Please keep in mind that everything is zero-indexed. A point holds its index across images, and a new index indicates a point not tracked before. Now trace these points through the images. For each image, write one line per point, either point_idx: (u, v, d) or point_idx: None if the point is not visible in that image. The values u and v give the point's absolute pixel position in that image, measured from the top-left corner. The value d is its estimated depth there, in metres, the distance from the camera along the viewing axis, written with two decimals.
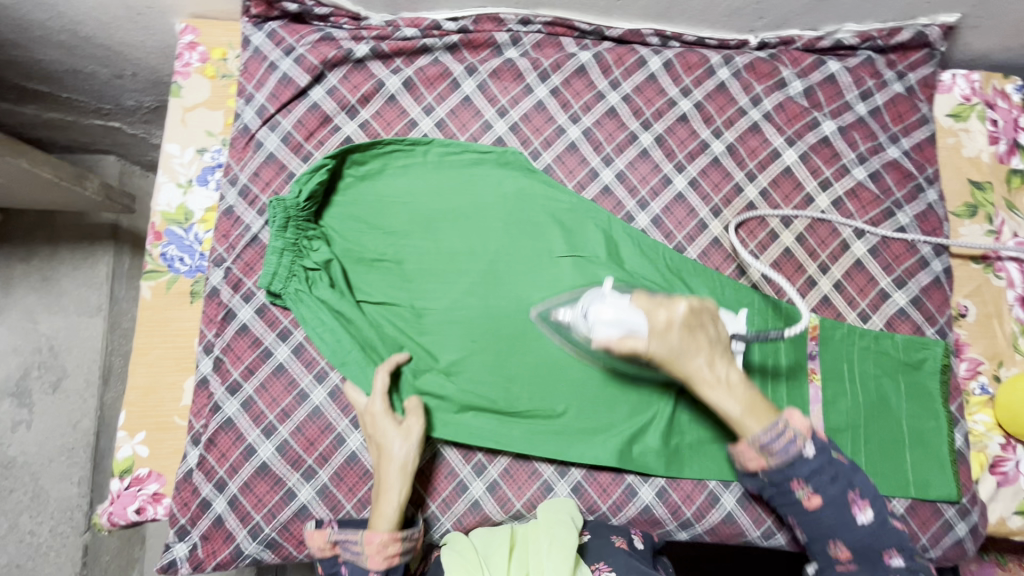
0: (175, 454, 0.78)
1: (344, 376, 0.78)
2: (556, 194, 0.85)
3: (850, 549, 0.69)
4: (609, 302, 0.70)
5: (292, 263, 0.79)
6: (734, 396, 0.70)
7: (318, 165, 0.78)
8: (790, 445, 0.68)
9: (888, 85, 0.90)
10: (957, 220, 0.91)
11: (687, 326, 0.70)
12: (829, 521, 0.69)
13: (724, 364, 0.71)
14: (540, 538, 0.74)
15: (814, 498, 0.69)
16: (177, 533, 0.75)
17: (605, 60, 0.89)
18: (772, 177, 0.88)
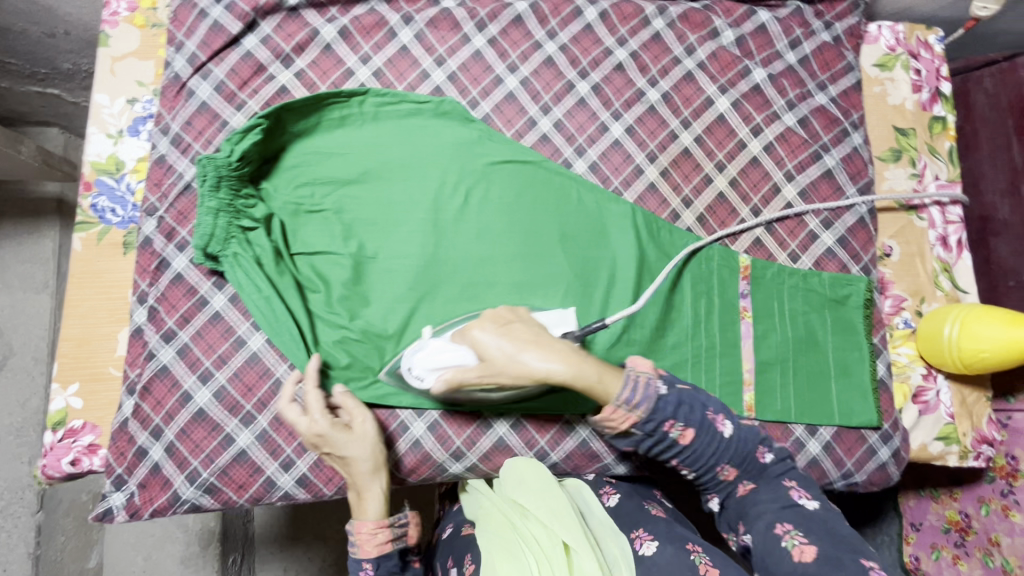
0: (110, 405, 0.78)
1: (279, 333, 0.77)
2: (496, 146, 0.86)
3: (737, 470, 0.67)
4: (429, 348, 0.73)
5: (229, 225, 0.76)
6: (575, 363, 0.65)
7: (250, 125, 0.75)
8: (633, 381, 0.65)
9: (816, 34, 0.93)
10: (882, 164, 0.94)
11: (499, 325, 0.68)
12: (708, 451, 0.66)
13: (550, 347, 0.66)
14: (553, 508, 0.71)
15: (687, 433, 0.66)
16: (114, 482, 0.74)
17: (541, 9, 0.90)
18: (706, 125, 0.90)
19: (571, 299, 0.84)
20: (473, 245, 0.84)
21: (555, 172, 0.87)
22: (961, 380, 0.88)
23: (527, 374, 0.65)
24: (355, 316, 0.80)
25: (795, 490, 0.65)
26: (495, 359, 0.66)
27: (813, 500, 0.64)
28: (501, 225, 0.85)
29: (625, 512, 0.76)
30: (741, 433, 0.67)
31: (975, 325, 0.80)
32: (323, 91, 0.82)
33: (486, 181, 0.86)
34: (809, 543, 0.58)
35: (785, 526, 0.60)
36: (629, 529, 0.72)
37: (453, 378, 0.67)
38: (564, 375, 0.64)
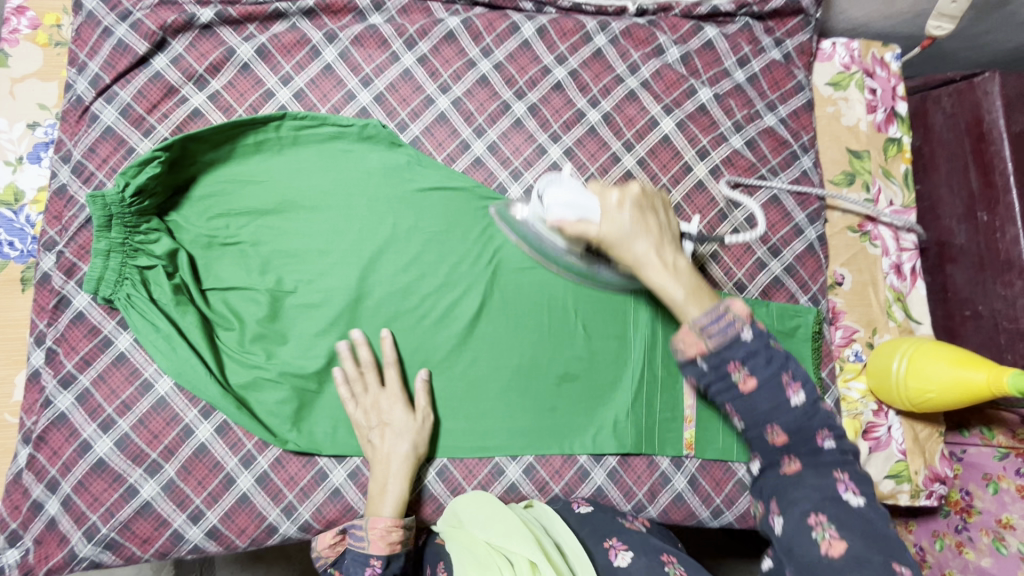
0: (6, 453, 0.73)
1: (180, 379, 0.71)
2: (425, 173, 0.81)
3: (787, 432, 0.52)
4: (562, 184, 0.65)
5: (122, 265, 0.71)
6: (673, 276, 0.56)
7: (147, 158, 0.70)
8: (725, 319, 0.51)
9: (765, 51, 0.89)
10: (834, 188, 0.91)
11: (639, 206, 0.59)
12: (766, 405, 0.52)
13: (672, 262, 0.58)
14: (509, 529, 0.64)
15: (750, 380, 0.52)
16: (8, 539, 0.69)
17: (474, 26, 0.85)
18: (649, 147, 0.86)
19: (504, 337, 0.79)
20: (397, 278, 0.79)
21: (488, 202, 0.82)
22: (912, 416, 0.85)
23: (635, 267, 0.58)
24: (269, 355, 0.75)
25: (843, 482, 0.52)
26: (615, 227, 0.58)
27: (860, 498, 0.51)
28: (431, 256, 0.80)
29: (594, 520, 0.71)
30: (760, 336, 0.52)
31: (923, 361, 0.77)
32: (237, 116, 0.77)
33: (416, 211, 0.81)
34: (841, 539, 0.49)
35: (818, 516, 0.50)
36: (598, 538, 0.68)
37: (560, 222, 0.61)
38: (658, 289, 0.57)
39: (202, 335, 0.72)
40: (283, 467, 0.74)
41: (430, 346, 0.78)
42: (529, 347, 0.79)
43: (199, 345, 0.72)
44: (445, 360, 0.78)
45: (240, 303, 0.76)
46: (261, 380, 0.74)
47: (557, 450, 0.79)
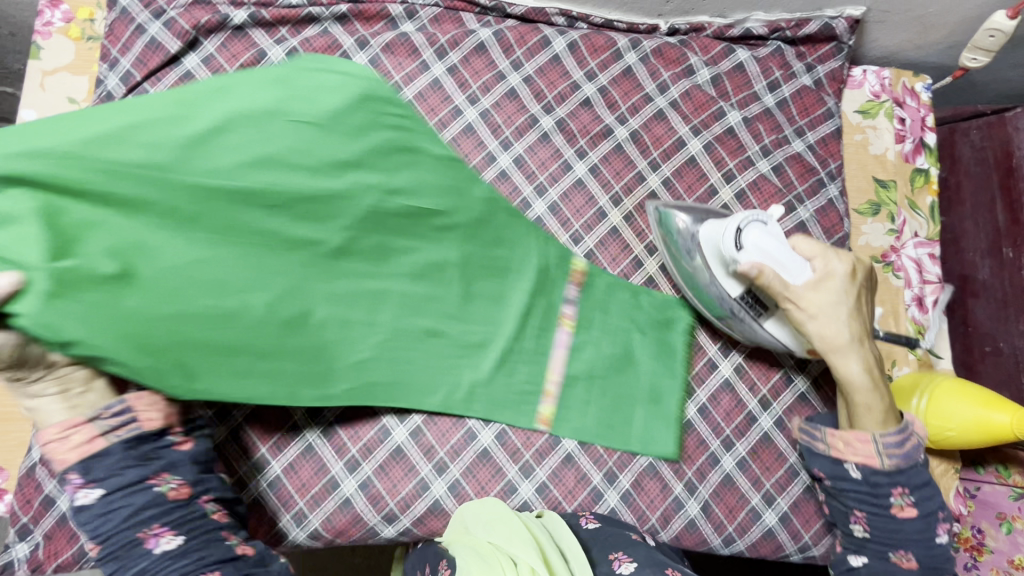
0: (21, 447, 0.73)
1: None
2: (310, 91, 0.67)
3: (917, 559, 0.71)
4: (768, 230, 0.71)
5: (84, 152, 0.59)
6: (872, 377, 0.70)
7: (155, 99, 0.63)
8: (908, 445, 0.70)
9: (796, 77, 0.89)
10: (859, 218, 0.90)
11: (852, 282, 0.71)
12: (912, 531, 0.71)
13: (864, 346, 0.71)
14: (510, 531, 0.65)
15: (907, 508, 0.71)
16: (18, 532, 0.69)
17: (506, 38, 0.85)
18: (676, 167, 0.86)
19: (438, 304, 0.75)
20: (229, 196, 0.62)
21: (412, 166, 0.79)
22: (929, 450, 0.85)
23: (823, 344, 0.70)
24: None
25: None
26: (825, 298, 0.70)
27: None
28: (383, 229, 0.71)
29: (602, 541, 0.69)
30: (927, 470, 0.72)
31: (944, 399, 0.76)
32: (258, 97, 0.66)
33: (260, 128, 0.64)
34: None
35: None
36: (604, 552, 0.67)
37: (768, 274, 0.69)
38: (850, 377, 0.70)
39: None
40: (295, 472, 0.73)
41: (343, 286, 0.69)
42: (357, 329, 0.70)
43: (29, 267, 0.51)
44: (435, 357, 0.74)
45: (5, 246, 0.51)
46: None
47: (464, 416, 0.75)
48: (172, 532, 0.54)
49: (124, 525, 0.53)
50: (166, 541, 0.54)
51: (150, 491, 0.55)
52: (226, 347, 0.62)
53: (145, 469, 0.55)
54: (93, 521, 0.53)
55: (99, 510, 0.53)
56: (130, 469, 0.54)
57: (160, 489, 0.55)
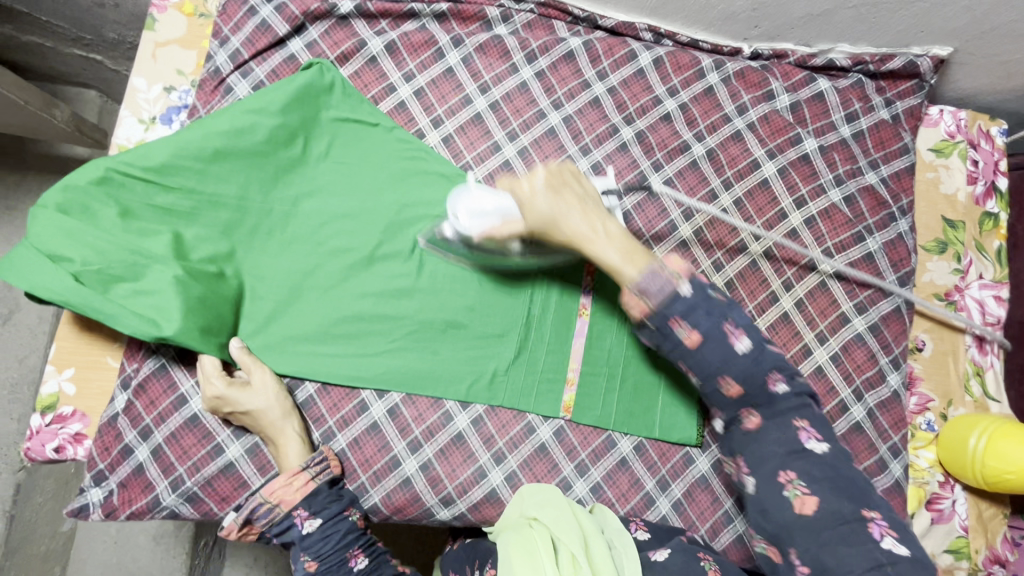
0: (102, 395, 0.76)
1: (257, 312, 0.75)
2: (347, 139, 0.81)
3: (738, 382, 0.62)
4: (474, 192, 0.72)
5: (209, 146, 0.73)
6: (609, 243, 0.66)
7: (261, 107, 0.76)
8: (660, 277, 0.62)
9: (874, 110, 0.90)
10: (925, 254, 0.91)
11: (548, 187, 0.68)
12: (714, 356, 0.61)
13: (592, 220, 0.67)
14: (561, 516, 0.67)
15: (694, 337, 0.61)
16: (93, 478, 0.72)
17: (594, 48, 0.88)
18: (748, 188, 0.87)
19: (491, 295, 0.80)
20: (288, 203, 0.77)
21: (468, 172, 0.84)
22: (978, 493, 0.85)
23: (574, 240, 0.67)
24: (136, 281, 0.68)
25: (805, 431, 0.62)
26: (534, 225, 0.68)
27: (824, 445, 0.61)
28: (446, 229, 0.81)
29: (647, 543, 0.71)
30: (699, 288, 0.62)
31: (1003, 443, 0.77)
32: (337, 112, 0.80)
33: (337, 137, 0.80)
34: (812, 496, 0.58)
35: (789, 476, 0.60)
36: (644, 548, 0.70)
37: (494, 233, 0.71)
38: (601, 256, 0.66)
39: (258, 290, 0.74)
40: (360, 448, 0.76)
41: (394, 281, 0.78)
42: (391, 323, 0.77)
43: (161, 260, 0.68)
44: (495, 348, 0.79)
45: (141, 243, 0.69)
46: (132, 313, 0.67)
47: (515, 407, 0.78)
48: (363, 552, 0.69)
49: (338, 545, 0.68)
50: (360, 560, 0.68)
51: (347, 519, 0.70)
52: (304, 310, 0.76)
53: (338, 504, 0.70)
54: (314, 545, 0.68)
55: (320, 534, 0.68)
56: (330, 504, 0.70)
57: (353, 517, 0.70)
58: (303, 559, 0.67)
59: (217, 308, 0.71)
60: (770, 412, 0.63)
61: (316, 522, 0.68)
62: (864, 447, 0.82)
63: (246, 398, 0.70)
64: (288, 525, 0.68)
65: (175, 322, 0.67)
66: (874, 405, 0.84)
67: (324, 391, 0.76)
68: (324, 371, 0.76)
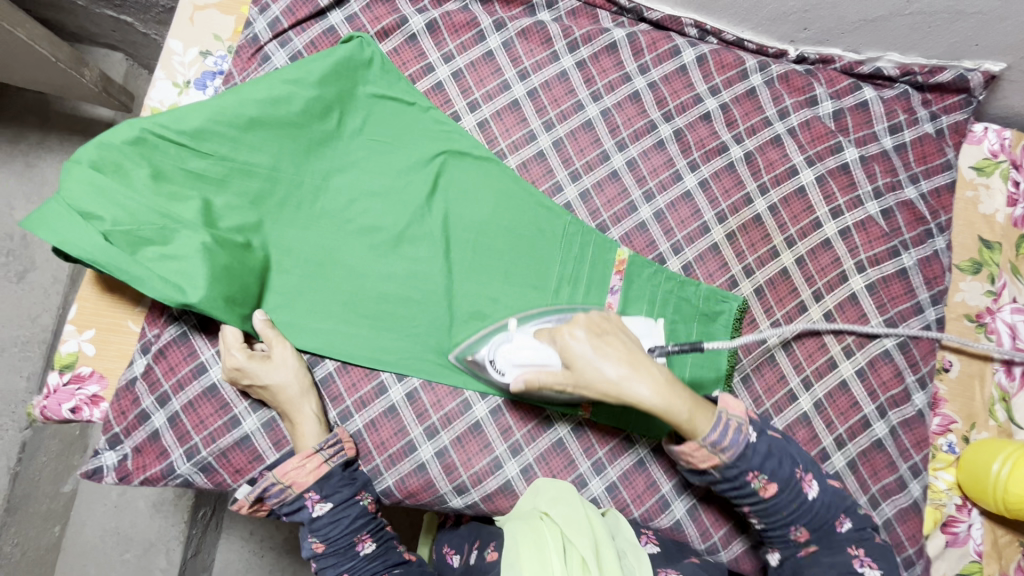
0: (121, 358, 0.75)
1: (280, 286, 0.74)
2: (382, 116, 0.79)
3: (805, 526, 0.67)
4: (516, 342, 0.70)
5: (242, 116, 0.72)
6: (671, 393, 0.60)
7: (298, 77, 0.74)
8: (727, 429, 0.63)
9: (919, 123, 0.88)
10: (959, 274, 0.90)
11: (593, 335, 0.63)
12: (787, 506, 0.66)
13: (644, 369, 0.61)
14: (573, 516, 0.66)
15: (770, 487, 0.65)
16: (108, 440, 0.71)
17: (638, 41, 0.86)
18: (785, 194, 0.86)
19: (517, 285, 0.79)
20: (321, 177, 0.76)
21: (502, 159, 0.83)
22: (995, 518, 0.84)
23: (618, 395, 0.60)
24: (164, 245, 0.67)
25: (858, 558, 0.67)
26: (582, 375, 0.61)
27: (879, 574, 0.65)
28: (475, 215, 0.80)
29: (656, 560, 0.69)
30: (763, 434, 0.66)
31: None
32: (376, 87, 0.79)
33: (373, 113, 0.79)
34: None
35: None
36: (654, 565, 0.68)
37: (533, 380, 0.63)
38: (665, 409, 0.59)
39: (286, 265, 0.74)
40: (376, 429, 0.75)
41: (421, 264, 0.77)
42: (415, 306, 0.76)
43: (189, 226, 0.67)
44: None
45: (171, 207, 0.68)
46: (159, 277, 0.66)
47: (533, 399, 0.77)
48: (371, 538, 0.68)
49: (347, 530, 0.67)
50: (367, 545, 0.68)
51: (358, 505, 0.69)
52: (329, 289, 0.75)
53: (350, 488, 0.69)
54: (323, 528, 0.67)
55: (330, 517, 0.67)
56: (342, 488, 0.69)
57: (363, 502, 0.70)
58: (310, 540, 0.67)
59: (242, 278, 0.69)
60: (829, 548, 0.67)
61: (327, 505, 0.68)
62: (884, 465, 0.81)
63: (268, 375, 0.69)
64: (300, 506, 0.68)
65: (200, 289, 0.66)
66: (898, 423, 0.82)
67: (344, 369, 0.76)
68: (346, 349, 0.75)
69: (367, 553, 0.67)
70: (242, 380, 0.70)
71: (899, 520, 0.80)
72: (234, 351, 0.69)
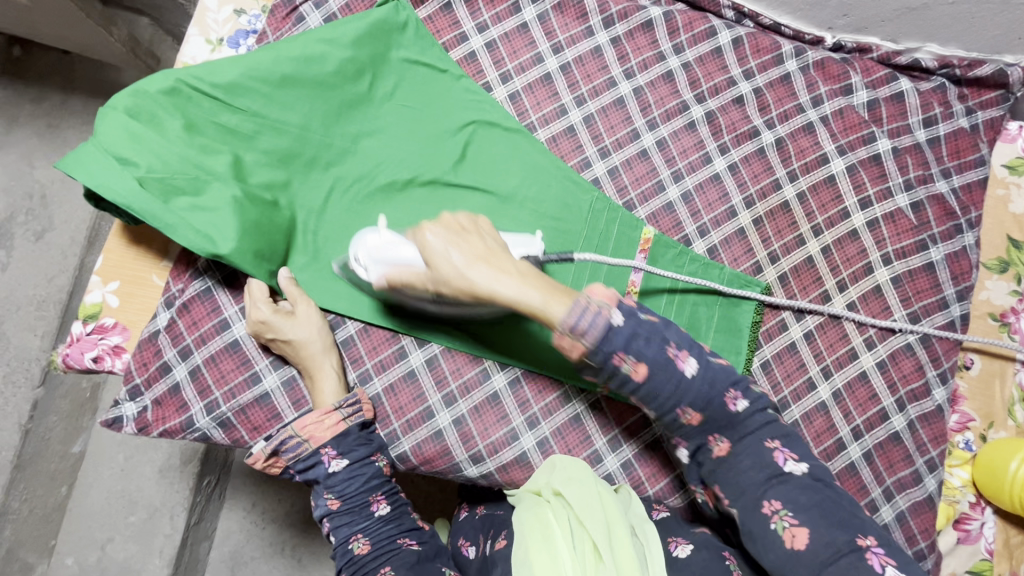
0: (144, 311, 0.75)
1: (305, 245, 0.73)
2: (414, 82, 0.79)
3: (698, 412, 0.59)
4: (381, 235, 0.67)
5: (275, 72, 0.72)
6: (522, 284, 0.55)
7: (333, 37, 0.74)
8: (585, 311, 0.54)
9: (954, 117, 0.87)
10: (985, 272, 0.89)
11: (452, 230, 0.59)
12: (665, 390, 0.58)
13: (497, 264, 0.57)
14: (582, 499, 0.66)
15: (640, 368, 0.57)
16: (129, 391, 0.72)
17: (674, 20, 0.85)
18: (814, 182, 0.85)
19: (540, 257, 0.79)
20: (351, 140, 0.76)
21: (532, 132, 0.82)
22: (1008, 518, 0.83)
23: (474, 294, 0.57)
24: (196, 196, 0.66)
25: (778, 452, 0.60)
26: (433, 272, 0.58)
27: (802, 466, 0.60)
28: (504, 185, 0.79)
29: (670, 525, 0.69)
30: (632, 317, 0.56)
31: None
32: (409, 52, 0.78)
33: (405, 78, 0.79)
34: (801, 527, 0.56)
35: (774, 505, 0.58)
36: (666, 534, 0.67)
37: (395, 276, 0.63)
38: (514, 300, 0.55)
39: (314, 227, 0.74)
40: (395, 394, 0.75)
41: None
42: None
43: (221, 179, 0.67)
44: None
45: (203, 159, 0.68)
46: (190, 227, 0.65)
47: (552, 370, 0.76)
48: (386, 499, 0.69)
49: (363, 488, 0.68)
50: (382, 507, 0.68)
51: (374, 465, 0.69)
52: None
53: (366, 448, 0.69)
54: (339, 485, 0.67)
55: (345, 475, 0.68)
56: (358, 447, 0.69)
57: (379, 463, 0.70)
58: (326, 497, 0.68)
59: (271, 235, 0.69)
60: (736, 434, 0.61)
61: (343, 461, 0.68)
62: (900, 458, 0.81)
63: (290, 331, 0.69)
64: (315, 462, 0.68)
65: (230, 242, 0.66)
66: (916, 416, 0.82)
67: (365, 332, 0.76)
68: (368, 312, 0.75)
69: (382, 514, 0.68)
70: (263, 335, 0.70)
71: (912, 513, 0.80)
72: (257, 304, 0.69)
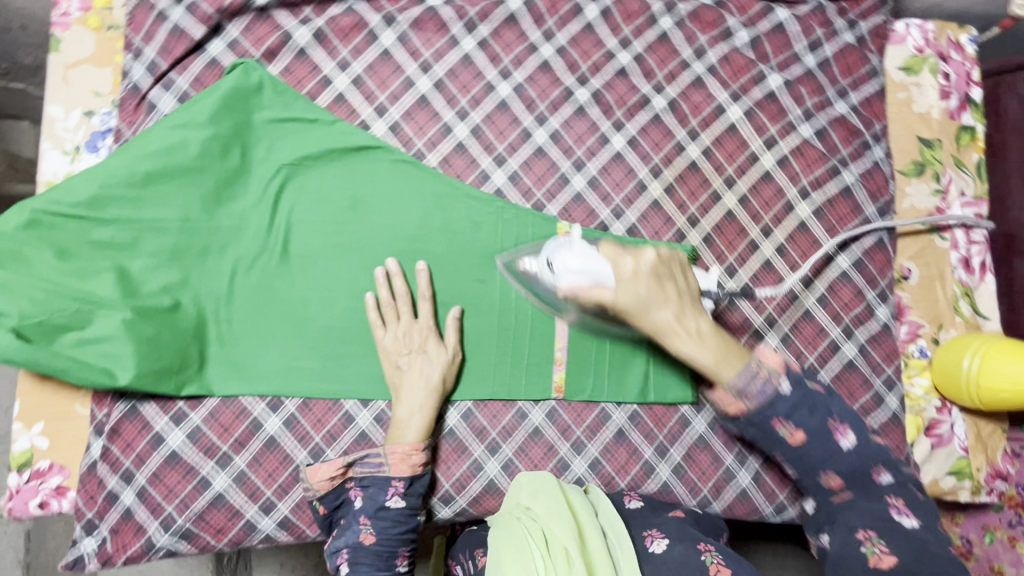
0: (78, 445, 0.73)
1: (221, 339, 0.71)
2: (287, 138, 0.75)
3: (841, 480, 0.65)
4: (574, 249, 0.69)
5: (133, 172, 0.68)
6: (701, 345, 0.67)
7: (186, 120, 0.71)
8: (754, 381, 0.66)
9: (838, 35, 0.86)
10: (903, 178, 0.88)
11: (654, 274, 0.67)
12: (817, 454, 0.66)
13: (688, 321, 0.67)
14: (552, 507, 0.65)
15: (798, 435, 0.66)
16: (84, 527, 0.70)
17: (537, 8, 0.82)
18: (715, 135, 0.83)
19: (460, 285, 0.77)
20: (234, 218, 0.73)
21: (421, 159, 0.79)
22: (974, 412, 0.85)
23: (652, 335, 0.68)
24: (83, 329, 0.66)
25: (897, 508, 0.62)
26: (632, 298, 0.66)
27: (916, 522, 0.60)
28: (409, 221, 0.77)
29: (642, 516, 0.70)
30: (799, 387, 0.66)
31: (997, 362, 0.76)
32: (271, 109, 0.75)
33: (275, 138, 0.75)
34: (890, 554, 0.57)
35: (867, 532, 0.60)
36: (639, 531, 0.67)
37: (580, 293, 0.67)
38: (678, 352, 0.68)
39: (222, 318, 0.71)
40: None
41: (359, 282, 0.75)
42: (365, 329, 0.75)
43: (108, 304, 0.66)
44: (478, 338, 0.77)
45: (84, 286, 0.66)
46: (85, 363, 0.65)
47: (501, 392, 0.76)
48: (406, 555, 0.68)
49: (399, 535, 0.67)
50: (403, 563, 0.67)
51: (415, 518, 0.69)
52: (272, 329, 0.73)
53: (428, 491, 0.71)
54: (385, 519, 0.67)
55: (394, 516, 0.68)
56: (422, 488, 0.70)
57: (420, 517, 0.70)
58: (360, 525, 0.67)
59: (172, 346, 0.68)
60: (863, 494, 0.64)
61: (403, 501, 0.69)
62: (858, 384, 0.82)
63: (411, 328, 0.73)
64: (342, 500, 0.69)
65: (130, 370, 0.66)
66: (865, 340, 0.83)
67: (305, 406, 0.74)
68: (302, 386, 0.73)
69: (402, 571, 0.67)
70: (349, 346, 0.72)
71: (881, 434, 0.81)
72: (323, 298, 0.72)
